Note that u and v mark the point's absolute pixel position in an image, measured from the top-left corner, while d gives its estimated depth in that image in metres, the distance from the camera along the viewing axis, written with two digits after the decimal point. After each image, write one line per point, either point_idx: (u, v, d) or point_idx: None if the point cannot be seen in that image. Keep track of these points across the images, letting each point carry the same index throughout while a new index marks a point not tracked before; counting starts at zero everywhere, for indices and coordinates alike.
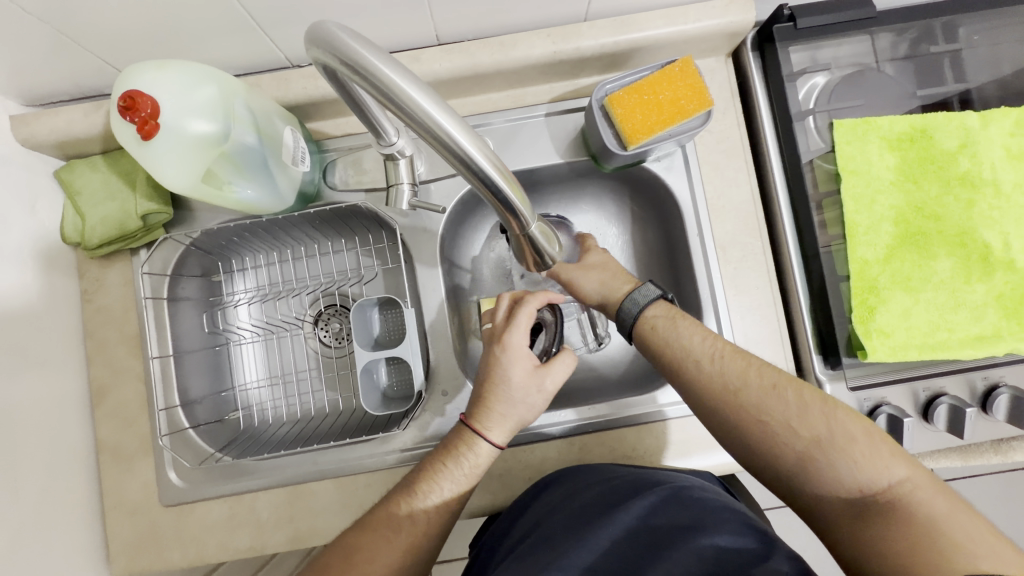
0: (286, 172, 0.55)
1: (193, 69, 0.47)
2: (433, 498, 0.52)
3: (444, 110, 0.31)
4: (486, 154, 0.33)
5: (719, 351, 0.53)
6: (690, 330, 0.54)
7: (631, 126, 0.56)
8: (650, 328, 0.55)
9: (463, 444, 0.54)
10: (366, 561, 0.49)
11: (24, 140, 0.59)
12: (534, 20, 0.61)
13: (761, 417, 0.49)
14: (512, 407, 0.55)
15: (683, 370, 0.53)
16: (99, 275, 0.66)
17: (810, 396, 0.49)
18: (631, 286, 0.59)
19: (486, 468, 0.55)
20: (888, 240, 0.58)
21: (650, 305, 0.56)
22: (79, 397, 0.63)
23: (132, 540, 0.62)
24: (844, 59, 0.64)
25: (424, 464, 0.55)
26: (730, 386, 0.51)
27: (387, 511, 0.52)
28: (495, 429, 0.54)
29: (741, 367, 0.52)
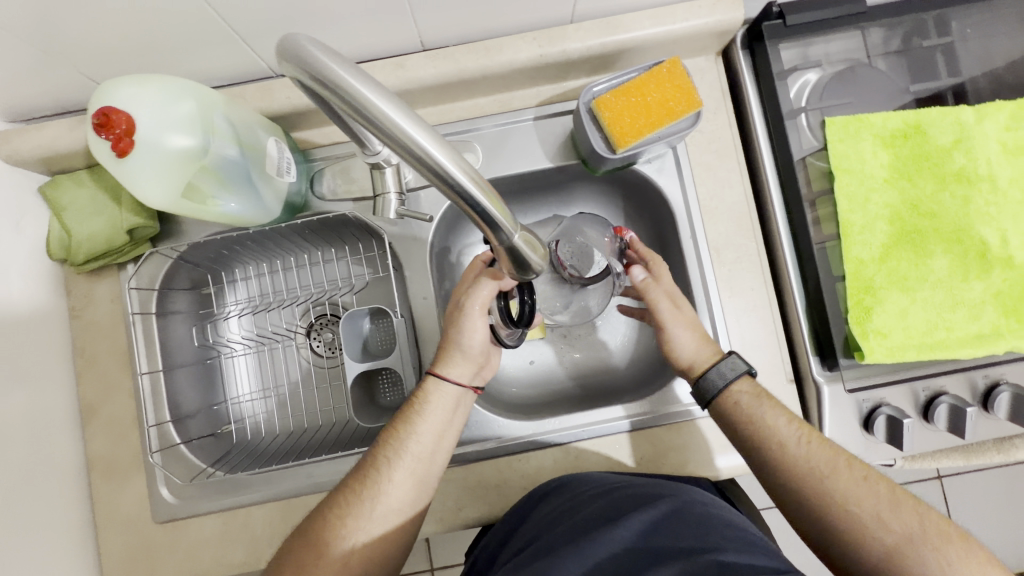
0: (272, 184, 0.55)
1: (171, 83, 0.47)
2: (400, 450, 0.55)
3: (414, 121, 0.31)
4: (460, 165, 0.32)
5: (805, 436, 0.52)
6: (776, 413, 0.53)
7: (619, 128, 0.55)
8: (733, 403, 0.54)
9: (422, 391, 0.57)
10: (340, 516, 0.52)
11: (7, 156, 0.59)
12: (519, 23, 0.60)
13: (847, 506, 0.48)
14: (459, 343, 0.58)
15: (765, 451, 0.52)
16: (87, 290, 0.65)
17: (900, 492, 0.48)
18: (716, 357, 0.57)
19: (449, 410, 0.57)
20: (883, 239, 0.57)
21: (736, 379, 0.55)
22: (69, 414, 0.62)
23: (125, 557, 0.61)
24: (835, 56, 0.63)
25: (391, 421, 0.58)
26: (816, 471, 0.50)
27: (358, 470, 0.55)
28: (449, 370, 0.57)
29: (830, 454, 0.51)
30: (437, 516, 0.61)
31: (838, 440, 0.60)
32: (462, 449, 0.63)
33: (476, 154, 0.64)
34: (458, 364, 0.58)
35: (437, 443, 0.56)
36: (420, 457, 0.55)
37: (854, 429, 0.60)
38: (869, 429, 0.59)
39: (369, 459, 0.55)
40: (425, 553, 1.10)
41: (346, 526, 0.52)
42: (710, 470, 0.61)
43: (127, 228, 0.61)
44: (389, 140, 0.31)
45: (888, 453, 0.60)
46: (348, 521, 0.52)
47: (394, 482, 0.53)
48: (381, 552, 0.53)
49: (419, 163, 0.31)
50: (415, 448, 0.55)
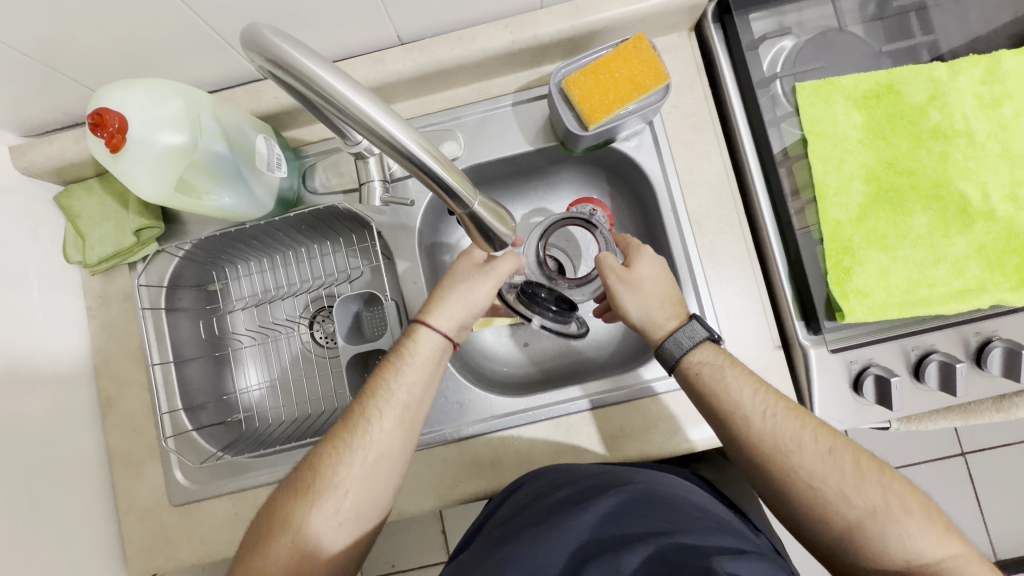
0: (263, 179, 0.58)
1: (159, 85, 0.50)
2: (385, 396, 0.57)
3: (383, 110, 0.32)
4: (430, 151, 0.35)
5: (771, 408, 0.53)
6: (740, 382, 0.54)
7: (590, 105, 0.57)
8: (695, 374, 0.56)
9: (409, 337, 0.60)
10: (331, 467, 0.54)
11: (23, 168, 0.63)
12: (491, 12, 0.62)
13: (812, 480, 0.50)
14: (456, 298, 0.60)
15: (732, 424, 0.54)
16: (101, 291, 0.69)
17: (867, 464, 0.50)
18: (677, 322, 0.58)
19: (433, 358, 0.60)
20: (860, 200, 0.57)
21: (697, 347, 0.57)
22: (89, 408, 0.66)
23: (145, 541, 0.65)
24: (807, 24, 0.64)
25: (376, 369, 0.60)
26: (782, 446, 0.52)
27: (344, 419, 0.57)
28: (437, 318, 0.60)
29: (796, 428, 0.52)
30: (434, 492, 0.63)
31: (828, 402, 0.60)
32: (461, 428, 0.65)
33: (458, 142, 0.67)
34: (449, 320, 0.60)
35: (420, 386, 0.58)
36: (403, 404, 0.57)
37: (843, 391, 0.60)
38: (858, 391, 0.59)
39: (357, 408, 0.57)
40: (442, 542, 1.12)
41: (337, 475, 0.54)
42: (700, 438, 0.62)
43: (134, 229, 0.65)
44: (362, 127, 0.33)
45: (881, 415, 0.60)
46: (339, 468, 0.54)
47: (378, 427, 0.56)
48: (367, 500, 0.55)
49: (390, 146, 0.34)
50: (398, 393, 0.57)
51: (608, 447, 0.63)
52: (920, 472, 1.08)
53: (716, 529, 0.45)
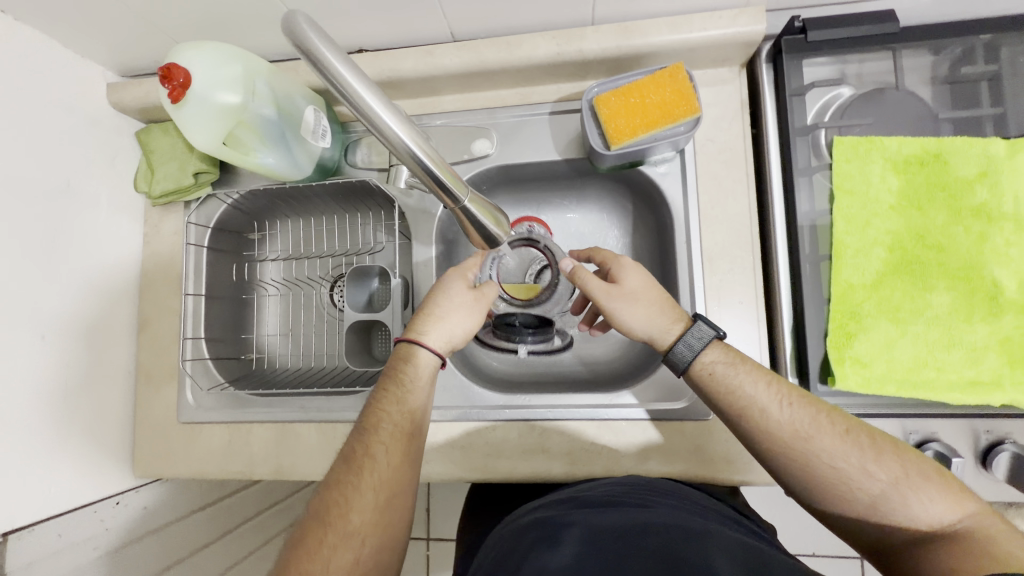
0: (304, 146, 0.63)
1: (224, 48, 0.56)
2: (388, 424, 0.57)
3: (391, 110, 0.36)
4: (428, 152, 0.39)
5: (785, 396, 0.52)
6: (752, 375, 0.53)
7: (615, 127, 0.58)
8: (708, 374, 0.55)
9: (403, 360, 0.61)
10: (342, 513, 0.51)
11: (114, 103, 0.72)
12: (543, 22, 0.65)
13: (833, 463, 0.49)
14: (452, 324, 0.62)
15: (745, 419, 0.52)
16: (158, 221, 0.78)
17: (883, 442, 0.49)
18: (683, 325, 0.57)
19: (429, 377, 0.61)
20: (879, 266, 0.55)
21: (705, 348, 0.55)
22: (129, 320, 0.75)
23: (152, 448, 0.73)
24: (867, 76, 0.61)
25: (370, 403, 0.59)
26: (799, 432, 0.50)
27: (345, 459, 0.55)
28: (429, 334, 0.61)
29: (811, 414, 0.51)
30: None
31: None
32: (441, 411, 0.68)
33: (490, 141, 0.70)
34: (448, 340, 0.62)
35: (420, 408, 0.59)
36: (401, 427, 0.57)
37: None
38: None
39: (358, 446, 0.55)
40: (422, 521, 1.17)
41: (351, 521, 0.51)
42: (669, 471, 0.62)
43: (194, 171, 0.73)
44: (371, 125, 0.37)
45: None
46: (351, 512, 0.51)
47: (383, 457, 0.55)
48: (388, 538, 0.52)
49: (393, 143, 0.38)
50: (400, 419, 0.58)
51: (575, 459, 0.64)
52: None
53: (695, 525, 0.47)
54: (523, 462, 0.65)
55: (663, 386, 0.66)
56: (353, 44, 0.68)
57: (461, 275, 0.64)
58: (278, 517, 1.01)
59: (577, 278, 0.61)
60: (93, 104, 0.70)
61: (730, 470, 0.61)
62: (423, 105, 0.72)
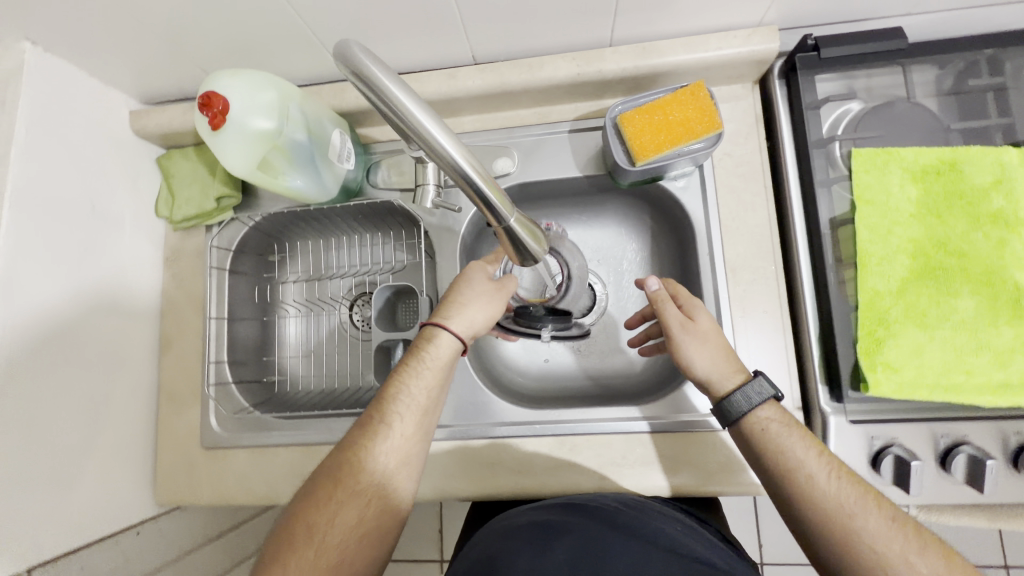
0: (331, 168, 0.64)
1: (260, 76, 0.57)
2: (404, 397, 0.58)
3: (446, 133, 0.36)
4: (482, 175, 0.38)
5: (836, 470, 0.51)
6: (805, 443, 0.53)
7: (640, 143, 0.59)
8: (760, 430, 0.54)
9: (425, 340, 0.61)
10: (353, 472, 0.55)
11: (137, 130, 0.73)
12: (562, 44, 0.66)
13: (874, 545, 0.47)
14: (473, 310, 0.62)
15: (791, 483, 0.52)
16: (179, 245, 0.78)
17: (931, 539, 0.48)
18: (742, 378, 0.57)
19: (450, 358, 0.61)
20: (903, 273, 0.56)
21: (761, 404, 0.55)
22: (150, 345, 0.74)
23: (174, 475, 0.72)
24: (876, 90, 0.63)
25: (393, 373, 0.61)
26: (846, 507, 0.49)
27: (362, 424, 0.58)
28: (453, 320, 0.61)
29: (861, 493, 0.50)
30: (433, 483, 0.66)
31: None
32: (470, 428, 0.68)
33: (512, 159, 0.71)
34: (469, 327, 0.61)
35: (437, 384, 0.60)
36: (418, 403, 0.59)
37: (860, 465, 0.58)
38: (875, 468, 0.57)
39: (375, 414, 0.58)
40: (438, 542, 1.15)
41: (361, 481, 0.55)
42: (702, 485, 0.62)
43: (216, 196, 0.73)
44: (428, 145, 0.37)
45: (896, 498, 0.58)
46: (361, 473, 0.55)
47: (397, 428, 0.57)
48: (394, 499, 0.56)
49: (447, 163, 0.37)
50: (416, 395, 0.59)
51: (606, 474, 0.63)
52: None
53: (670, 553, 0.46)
54: (554, 478, 0.64)
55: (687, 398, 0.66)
56: None
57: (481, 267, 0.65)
58: None
59: (657, 302, 0.62)
60: (117, 131, 0.71)
61: None
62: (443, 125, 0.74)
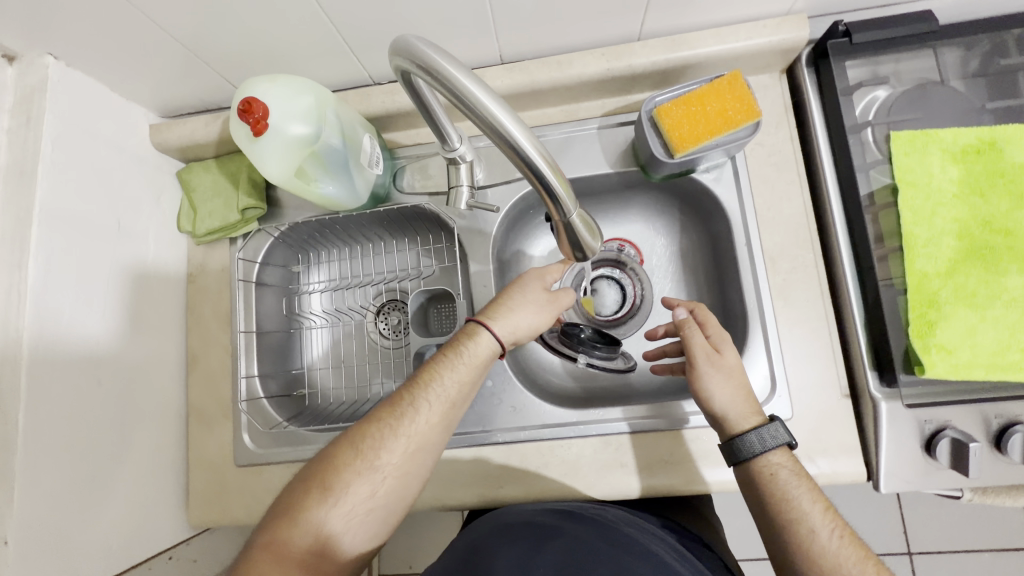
0: (364, 173, 0.63)
1: (296, 82, 0.56)
2: (434, 387, 0.57)
3: (518, 124, 0.35)
4: (552, 167, 0.37)
5: (840, 532, 0.50)
6: (815, 498, 0.52)
7: (679, 135, 0.59)
8: (769, 475, 0.53)
9: (465, 335, 0.59)
10: (374, 449, 0.54)
11: (157, 144, 0.72)
12: (590, 40, 0.66)
13: None
14: (521, 318, 0.61)
15: (789, 534, 0.51)
16: (202, 259, 0.76)
17: None
18: (758, 420, 0.56)
19: (484, 361, 0.59)
20: (950, 254, 0.56)
21: (773, 450, 0.54)
22: (177, 363, 0.72)
23: (207, 496, 0.69)
24: (904, 74, 0.63)
25: (429, 359, 0.59)
26: (842, 566, 0.48)
27: (391, 402, 0.57)
28: (496, 322, 0.60)
29: (859, 557, 0.49)
30: (477, 489, 0.64)
31: (897, 460, 0.57)
32: (513, 431, 0.66)
33: None
34: (512, 332, 0.60)
35: (468, 381, 0.58)
36: (447, 399, 0.57)
37: (913, 450, 0.57)
38: (930, 452, 0.56)
39: (406, 395, 0.57)
40: None
41: (379, 459, 0.54)
42: None
43: (240, 208, 0.72)
44: (499, 138, 0.36)
45: (952, 482, 0.57)
46: (381, 452, 0.54)
47: (422, 417, 0.56)
48: (402, 486, 0.55)
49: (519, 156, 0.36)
50: (448, 390, 0.57)
51: (655, 472, 0.62)
52: (988, 564, 0.96)
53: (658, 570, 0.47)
54: (602, 479, 0.63)
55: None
56: None
57: (538, 277, 0.63)
58: None
59: (684, 327, 0.61)
60: (138, 145, 0.69)
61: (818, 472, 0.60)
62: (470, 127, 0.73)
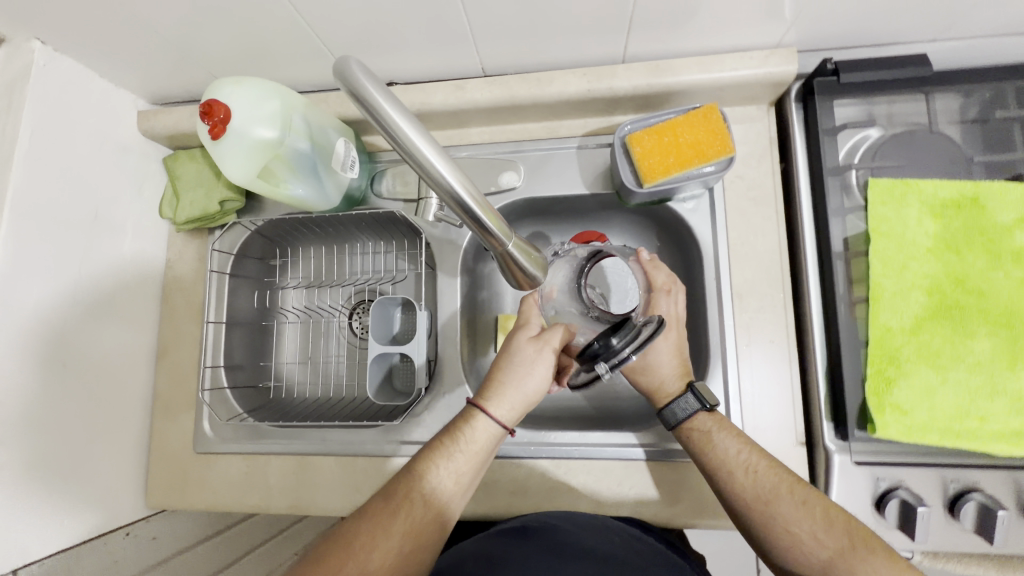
0: (335, 176, 0.64)
1: (263, 85, 0.58)
2: (430, 476, 0.54)
3: (436, 152, 0.36)
4: (475, 198, 0.38)
5: (754, 465, 0.54)
6: (729, 442, 0.55)
7: (648, 165, 0.58)
8: (687, 437, 0.57)
9: (464, 420, 0.58)
10: (366, 548, 0.50)
11: (144, 131, 0.73)
12: (574, 59, 0.65)
13: (789, 528, 0.51)
14: (519, 385, 0.59)
15: (714, 478, 0.55)
16: (182, 248, 0.78)
17: (838, 516, 0.50)
18: (680, 390, 0.60)
19: (485, 446, 0.57)
20: (917, 310, 0.54)
21: (689, 418, 0.58)
22: (148, 348, 0.74)
23: (165, 480, 0.71)
24: (896, 117, 0.61)
25: (424, 447, 0.57)
26: (762, 498, 0.53)
27: (385, 493, 0.54)
28: (496, 404, 0.58)
29: (776, 483, 0.53)
30: None
31: None
32: None
33: (518, 173, 0.70)
34: (512, 407, 0.58)
35: (467, 475, 0.56)
36: (444, 489, 0.55)
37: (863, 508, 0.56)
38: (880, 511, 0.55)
39: (401, 487, 0.54)
40: None
41: (372, 560, 0.49)
42: (697, 516, 0.61)
43: (220, 200, 0.73)
44: (417, 165, 0.36)
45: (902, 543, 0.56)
46: (374, 552, 0.50)
47: (417, 509, 0.53)
48: None
49: (438, 184, 0.37)
50: (445, 477, 0.55)
51: (600, 500, 0.62)
52: None
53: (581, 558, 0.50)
54: (548, 500, 0.63)
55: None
56: (385, 76, 0.69)
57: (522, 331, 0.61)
58: (284, 545, 0.97)
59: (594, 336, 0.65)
60: (124, 132, 0.71)
61: None
62: (451, 136, 0.72)
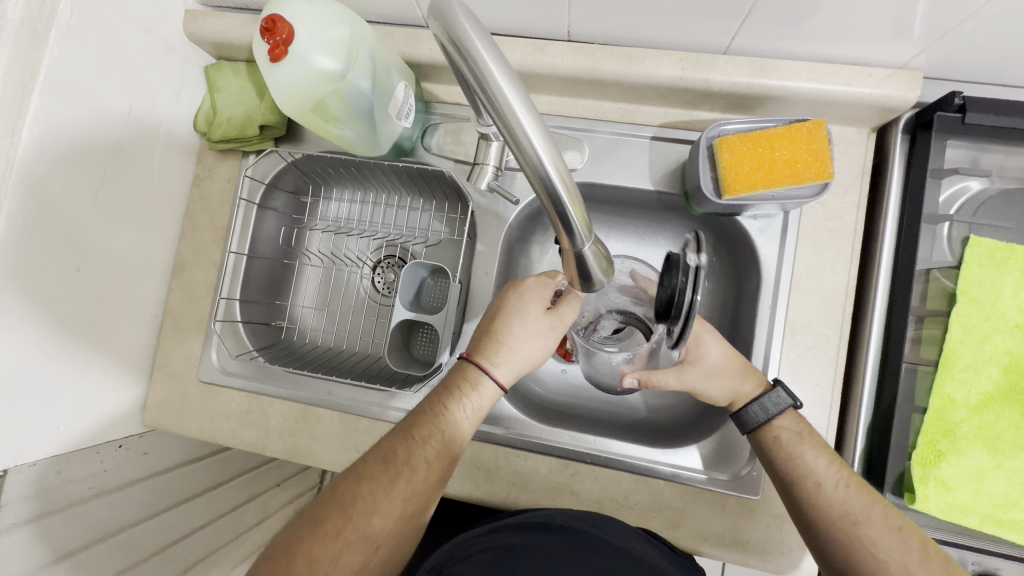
0: (388, 124, 0.59)
1: (333, 8, 0.52)
2: (432, 440, 0.51)
3: (531, 116, 0.30)
4: (563, 179, 0.32)
5: (844, 479, 0.50)
6: (817, 452, 0.51)
7: (734, 175, 0.53)
8: (773, 438, 0.53)
9: (467, 384, 0.54)
10: (367, 512, 0.48)
11: (190, 33, 0.67)
12: (671, 41, 0.59)
13: (877, 553, 0.48)
14: (525, 353, 0.56)
15: (796, 488, 0.52)
16: (212, 166, 0.73)
17: (934, 552, 0.47)
18: (760, 389, 0.55)
19: (487, 408, 0.55)
20: (988, 386, 0.51)
21: (779, 414, 0.54)
22: (164, 264, 0.71)
23: (164, 401, 0.70)
24: (1010, 171, 0.55)
25: (425, 405, 0.54)
26: (850, 516, 0.49)
27: (384, 456, 0.50)
28: (500, 368, 0.55)
29: (867, 503, 0.49)
30: None
31: None
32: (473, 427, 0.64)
33: (582, 154, 0.64)
34: (516, 374, 0.56)
35: (468, 437, 0.54)
36: (445, 453, 0.52)
37: None
38: None
39: (402, 451, 0.50)
40: None
41: (372, 524, 0.48)
42: (696, 545, 0.59)
43: (260, 123, 0.68)
44: (505, 128, 0.31)
45: None
46: (373, 518, 0.48)
47: (418, 473, 0.50)
48: (401, 538, 0.50)
49: (525, 156, 0.31)
50: (448, 441, 0.52)
51: (603, 508, 0.61)
52: None
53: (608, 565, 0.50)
54: (548, 498, 0.62)
55: (737, 443, 0.61)
56: None
57: (536, 300, 0.57)
58: (268, 476, 0.98)
59: (650, 379, 0.59)
60: (170, 31, 0.65)
61: (767, 558, 0.58)
62: None
